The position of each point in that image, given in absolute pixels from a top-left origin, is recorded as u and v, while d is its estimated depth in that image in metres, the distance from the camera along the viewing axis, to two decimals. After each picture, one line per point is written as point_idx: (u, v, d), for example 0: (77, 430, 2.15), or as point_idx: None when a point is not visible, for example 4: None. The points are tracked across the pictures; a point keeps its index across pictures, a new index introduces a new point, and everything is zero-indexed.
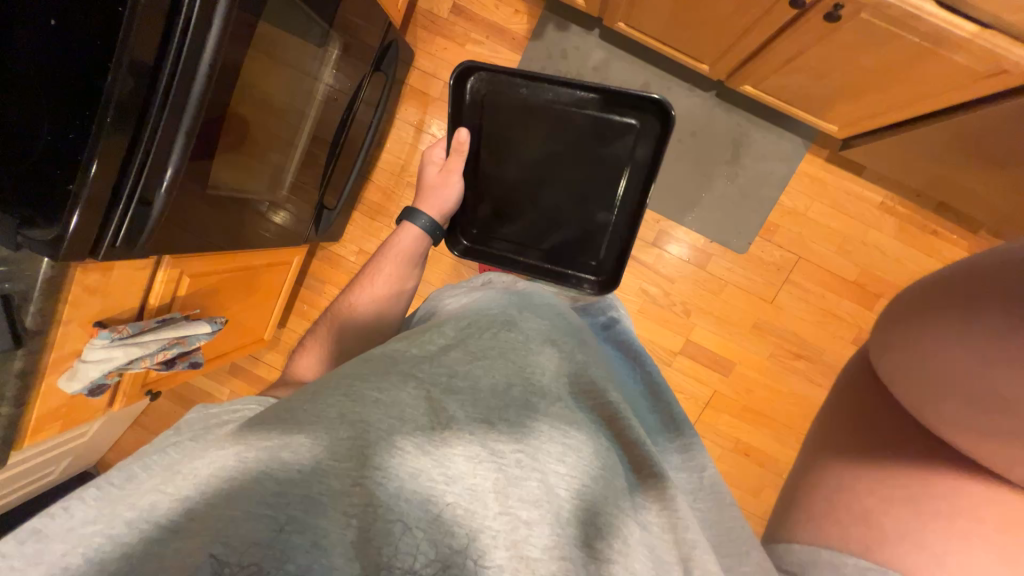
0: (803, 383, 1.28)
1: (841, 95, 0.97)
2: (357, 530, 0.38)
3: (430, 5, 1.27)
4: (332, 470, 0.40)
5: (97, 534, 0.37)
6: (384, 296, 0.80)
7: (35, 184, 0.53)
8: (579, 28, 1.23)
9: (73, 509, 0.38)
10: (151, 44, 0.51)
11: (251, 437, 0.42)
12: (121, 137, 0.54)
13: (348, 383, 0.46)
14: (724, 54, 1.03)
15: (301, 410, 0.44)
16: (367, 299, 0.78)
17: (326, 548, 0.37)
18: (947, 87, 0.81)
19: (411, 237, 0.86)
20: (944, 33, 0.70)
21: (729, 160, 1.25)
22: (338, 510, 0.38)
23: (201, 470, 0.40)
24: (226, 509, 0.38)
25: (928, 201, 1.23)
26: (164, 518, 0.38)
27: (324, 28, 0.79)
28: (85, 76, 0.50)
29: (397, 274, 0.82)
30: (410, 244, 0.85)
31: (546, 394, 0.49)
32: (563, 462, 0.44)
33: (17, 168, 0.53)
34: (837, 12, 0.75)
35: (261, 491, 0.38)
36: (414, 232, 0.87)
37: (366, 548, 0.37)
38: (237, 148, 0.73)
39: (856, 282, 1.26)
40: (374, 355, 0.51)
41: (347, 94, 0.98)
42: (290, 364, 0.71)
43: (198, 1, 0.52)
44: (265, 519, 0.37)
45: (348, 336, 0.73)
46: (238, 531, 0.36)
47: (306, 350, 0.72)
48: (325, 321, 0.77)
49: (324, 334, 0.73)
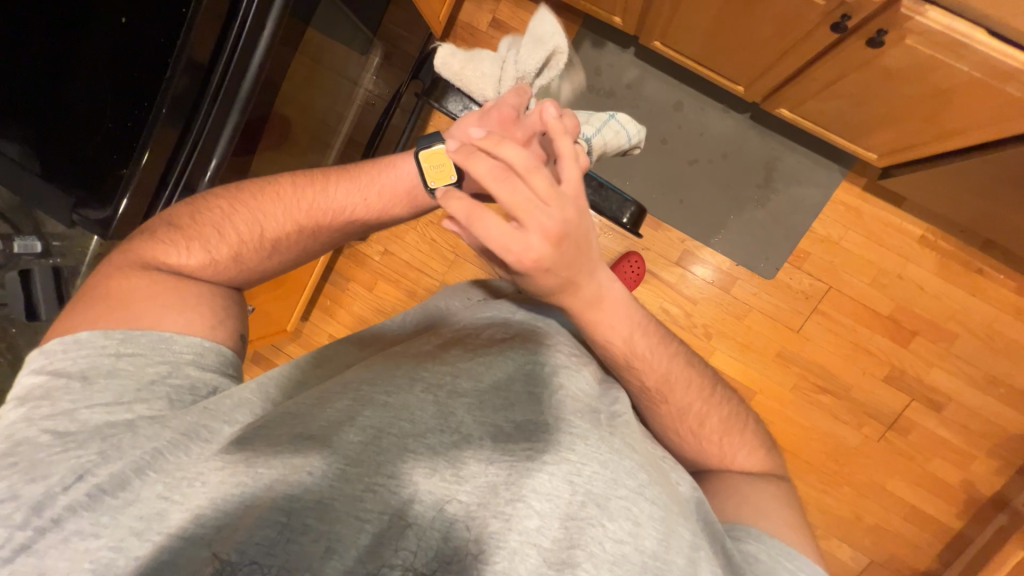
0: (826, 417, 1.23)
1: (880, 122, 0.95)
2: (370, 536, 0.39)
3: (471, 18, 1.30)
4: (344, 475, 0.41)
5: (102, 550, 0.38)
6: (323, 247, 0.65)
7: (86, 187, 0.58)
8: (615, 46, 1.25)
9: (64, 521, 0.39)
10: (209, 43, 0.56)
11: (256, 444, 0.43)
12: (173, 128, 0.57)
13: (355, 387, 0.48)
14: (761, 76, 1.02)
15: (309, 415, 0.45)
16: (282, 230, 0.61)
17: (339, 552, 0.38)
18: (995, 119, 0.78)
19: (410, 202, 0.64)
20: (995, 62, 0.68)
21: (761, 184, 1.23)
22: (352, 515, 0.40)
23: (208, 477, 0.41)
24: (242, 517, 0.39)
25: (972, 237, 1.17)
26: (174, 529, 0.39)
27: (368, 37, 0.83)
28: (148, 72, 0.55)
29: (342, 207, 0.63)
30: (401, 213, 0.65)
31: (552, 385, 0.49)
32: (572, 452, 0.45)
33: (77, 171, 0.58)
34: (880, 38, 0.74)
35: (274, 497, 0.40)
36: (422, 199, 0.65)
37: (379, 550, 0.38)
38: (278, 146, 0.77)
39: (890, 316, 1.20)
40: (377, 362, 0.52)
41: (383, 100, 1.01)
42: (162, 250, 0.55)
43: (255, 3, 0.56)
44: (277, 526, 0.38)
45: (235, 261, 0.58)
46: (252, 539, 0.38)
47: (192, 237, 0.56)
48: (234, 224, 0.59)
49: (215, 244, 0.57)
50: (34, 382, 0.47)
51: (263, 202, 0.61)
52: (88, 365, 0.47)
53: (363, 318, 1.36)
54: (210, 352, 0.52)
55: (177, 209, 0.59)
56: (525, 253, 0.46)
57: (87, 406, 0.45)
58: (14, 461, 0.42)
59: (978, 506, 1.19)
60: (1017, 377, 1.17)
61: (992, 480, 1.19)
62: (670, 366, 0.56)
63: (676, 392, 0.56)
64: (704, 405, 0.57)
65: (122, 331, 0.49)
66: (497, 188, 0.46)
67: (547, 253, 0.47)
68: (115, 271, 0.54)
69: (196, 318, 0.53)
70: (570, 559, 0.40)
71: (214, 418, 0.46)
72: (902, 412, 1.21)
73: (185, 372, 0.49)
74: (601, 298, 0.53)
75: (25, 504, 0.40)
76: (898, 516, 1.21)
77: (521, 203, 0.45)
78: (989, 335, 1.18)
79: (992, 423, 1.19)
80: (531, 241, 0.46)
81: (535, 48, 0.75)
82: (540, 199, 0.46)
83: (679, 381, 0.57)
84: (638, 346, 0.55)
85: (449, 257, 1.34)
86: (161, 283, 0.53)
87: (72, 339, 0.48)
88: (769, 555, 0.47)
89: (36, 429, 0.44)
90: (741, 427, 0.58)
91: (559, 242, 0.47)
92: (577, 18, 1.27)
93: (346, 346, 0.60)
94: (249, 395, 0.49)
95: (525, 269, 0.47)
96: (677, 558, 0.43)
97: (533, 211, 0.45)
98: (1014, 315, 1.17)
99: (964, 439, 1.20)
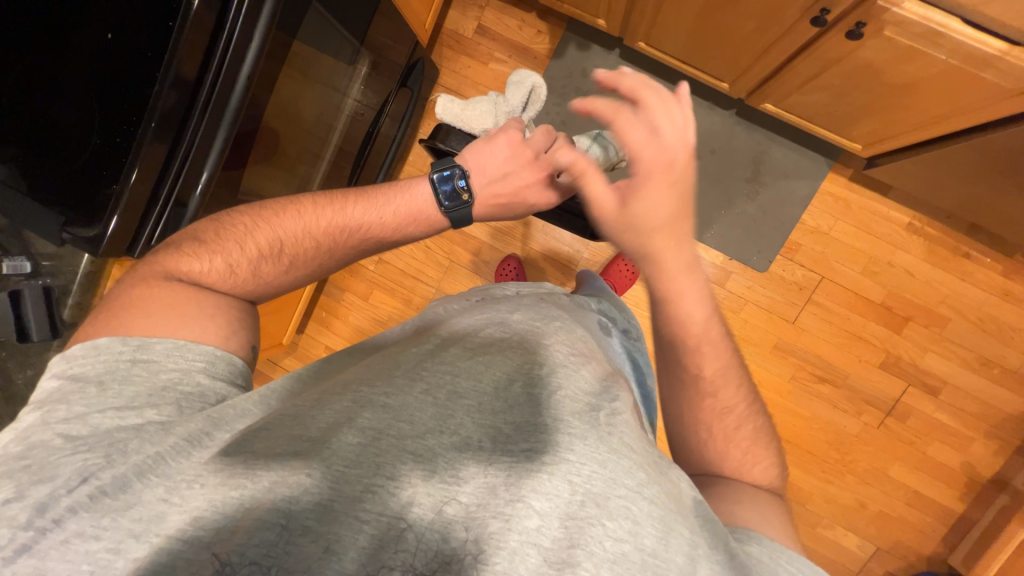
0: (826, 407, 1.24)
1: (863, 113, 0.97)
2: (369, 538, 0.38)
3: (456, 26, 1.31)
4: (343, 476, 0.41)
5: (101, 552, 0.37)
6: (336, 263, 0.65)
7: (72, 202, 0.57)
8: (600, 48, 1.27)
9: (66, 522, 0.38)
10: (195, 59, 0.55)
11: (255, 446, 0.43)
12: (163, 144, 0.56)
13: (354, 387, 0.47)
14: (745, 72, 1.04)
15: (308, 416, 0.45)
16: (301, 243, 0.61)
17: (339, 554, 0.37)
18: (977, 104, 0.79)
19: (425, 221, 0.66)
20: (971, 50, 0.69)
21: (750, 178, 1.25)
22: (351, 515, 0.39)
23: (210, 480, 0.41)
24: (241, 521, 0.38)
25: (958, 222, 1.19)
26: (174, 532, 0.38)
27: (355, 46, 0.82)
28: (135, 87, 0.54)
29: (357, 220, 0.63)
30: (413, 231, 0.66)
31: (552, 385, 0.49)
32: (571, 451, 0.44)
33: (63, 186, 0.57)
34: (859, 30, 0.75)
35: (272, 503, 0.39)
36: (436, 217, 0.66)
37: (379, 552, 0.38)
38: (269, 158, 0.77)
39: (884, 304, 1.22)
40: (377, 361, 0.52)
41: (371, 109, 1.00)
42: (190, 258, 0.56)
43: (242, 18, 0.56)
44: (276, 528, 0.38)
45: (267, 262, 0.60)
46: (251, 542, 0.37)
47: (215, 249, 0.57)
48: (253, 237, 0.60)
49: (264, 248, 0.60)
50: (51, 387, 0.46)
51: (282, 219, 0.61)
52: (104, 369, 0.47)
53: (360, 328, 1.35)
54: (221, 361, 0.51)
55: (201, 226, 0.61)
56: (660, 161, 0.51)
57: (100, 411, 0.45)
58: (26, 464, 0.41)
59: (980, 489, 1.20)
60: (1010, 357, 1.19)
61: (991, 461, 1.20)
62: (729, 362, 0.60)
63: (728, 390, 0.59)
64: (743, 409, 0.60)
65: (138, 337, 0.49)
66: (644, 100, 0.51)
67: (677, 171, 0.52)
68: (137, 280, 0.54)
69: (210, 327, 0.53)
70: (570, 558, 0.39)
71: (218, 426, 0.45)
72: (900, 397, 1.22)
73: (197, 382, 0.49)
74: (693, 264, 0.57)
75: (29, 505, 0.39)
76: (901, 501, 1.22)
77: (663, 120, 0.51)
78: (980, 318, 1.20)
79: (989, 405, 1.20)
80: (667, 152, 0.51)
81: (517, 88, 0.79)
82: (676, 120, 0.51)
83: (733, 379, 0.60)
84: (712, 331, 0.59)
85: (444, 264, 1.33)
86: (180, 293, 0.54)
87: (91, 343, 0.48)
88: (770, 558, 0.46)
89: (50, 432, 0.43)
90: (768, 446, 0.60)
91: (686, 163, 0.52)
92: (561, 21, 1.28)
93: (344, 357, 0.59)
94: (252, 405, 0.48)
95: (655, 177, 0.52)
96: (675, 557, 0.42)
97: (672, 127, 0.51)
98: (1003, 296, 1.19)
99: (962, 422, 1.21)
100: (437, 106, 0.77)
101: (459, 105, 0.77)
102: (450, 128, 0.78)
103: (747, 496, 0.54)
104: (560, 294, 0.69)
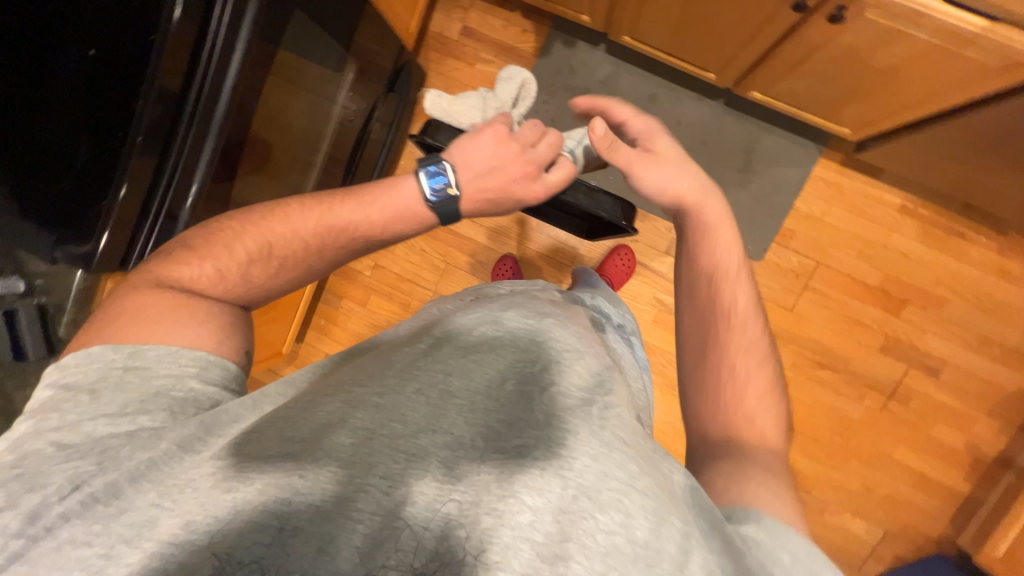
0: (827, 392, 1.24)
1: (849, 97, 0.97)
2: (364, 538, 0.39)
3: (441, 28, 1.31)
4: (337, 476, 0.41)
5: (94, 557, 0.38)
6: (328, 263, 0.65)
7: (57, 218, 0.57)
8: (585, 44, 1.27)
9: (59, 529, 0.39)
10: (177, 72, 0.56)
11: (247, 450, 0.43)
12: (150, 157, 0.57)
13: (346, 388, 0.48)
14: (730, 62, 1.04)
15: (300, 418, 0.45)
16: (291, 246, 0.62)
17: (334, 554, 0.38)
18: (962, 83, 0.79)
19: (412, 218, 0.66)
20: (953, 29, 0.69)
21: (742, 167, 1.25)
22: (345, 515, 0.39)
23: (201, 483, 0.41)
24: (234, 523, 0.39)
25: (951, 202, 1.19)
26: (166, 536, 0.38)
27: (340, 53, 0.82)
28: (118, 102, 0.54)
29: (346, 220, 0.63)
30: (402, 229, 0.66)
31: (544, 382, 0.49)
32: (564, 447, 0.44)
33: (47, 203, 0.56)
34: (840, 14, 0.75)
35: (264, 505, 0.39)
36: (424, 214, 0.67)
37: (373, 551, 0.38)
38: (260, 169, 0.77)
39: (881, 287, 1.22)
40: (370, 362, 0.52)
41: (360, 115, 1.01)
42: (183, 265, 0.56)
43: (223, 30, 0.57)
44: (271, 530, 0.38)
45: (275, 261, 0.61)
46: (242, 543, 0.38)
47: (204, 254, 0.57)
48: (242, 242, 0.60)
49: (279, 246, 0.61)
50: (45, 397, 0.47)
51: (272, 222, 0.62)
52: (96, 377, 0.48)
53: (359, 334, 1.35)
54: (213, 367, 0.52)
55: (191, 233, 0.61)
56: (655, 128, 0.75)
57: (92, 419, 0.45)
58: (18, 473, 0.42)
59: (985, 468, 1.20)
60: (1010, 335, 1.19)
61: (995, 440, 1.20)
62: (755, 327, 0.67)
63: (753, 356, 0.66)
64: (767, 374, 0.66)
65: (130, 345, 0.50)
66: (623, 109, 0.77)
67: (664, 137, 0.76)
68: (127, 290, 0.54)
69: (203, 332, 0.53)
70: (563, 552, 0.40)
71: (211, 431, 0.45)
72: (901, 380, 1.22)
73: (188, 387, 0.49)
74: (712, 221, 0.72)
75: (22, 514, 0.39)
76: (907, 484, 1.22)
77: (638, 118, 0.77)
78: (978, 297, 1.19)
79: (991, 383, 1.20)
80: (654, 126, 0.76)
81: (508, 84, 0.80)
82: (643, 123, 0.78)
83: (757, 346, 0.67)
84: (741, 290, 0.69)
85: (440, 266, 1.34)
86: (173, 299, 0.54)
87: (84, 353, 0.49)
88: (770, 541, 0.46)
89: (43, 441, 0.44)
90: (784, 417, 0.64)
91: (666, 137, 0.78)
92: (546, 19, 1.28)
93: (345, 357, 0.59)
94: (244, 410, 0.47)
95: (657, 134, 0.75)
96: (667, 547, 0.41)
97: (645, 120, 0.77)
98: (1000, 274, 1.19)
99: (963, 402, 1.21)
100: (426, 101, 0.77)
101: (447, 100, 0.78)
102: (438, 130, 0.77)
103: (754, 473, 0.55)
104: (554, 289, 0.69)
